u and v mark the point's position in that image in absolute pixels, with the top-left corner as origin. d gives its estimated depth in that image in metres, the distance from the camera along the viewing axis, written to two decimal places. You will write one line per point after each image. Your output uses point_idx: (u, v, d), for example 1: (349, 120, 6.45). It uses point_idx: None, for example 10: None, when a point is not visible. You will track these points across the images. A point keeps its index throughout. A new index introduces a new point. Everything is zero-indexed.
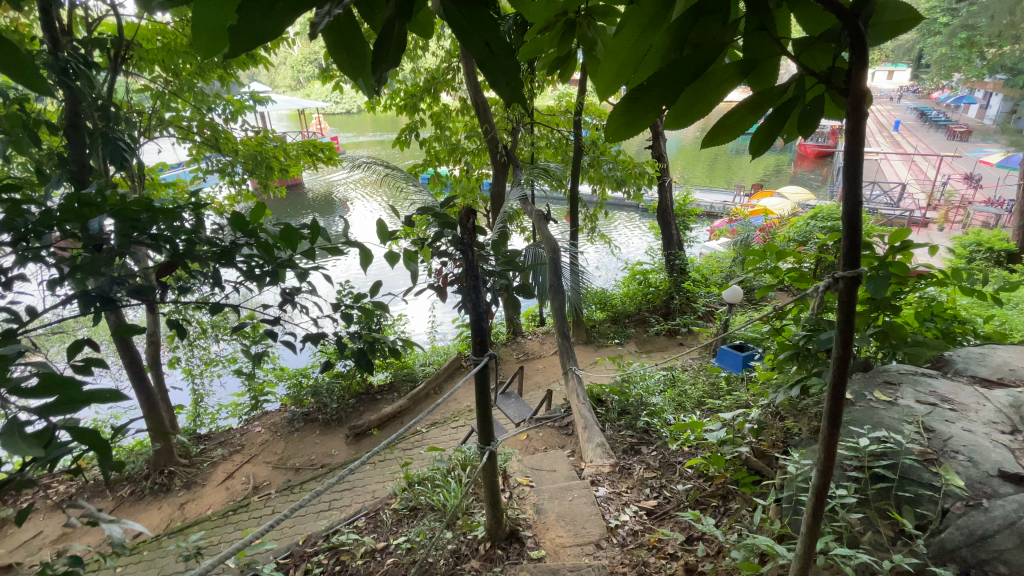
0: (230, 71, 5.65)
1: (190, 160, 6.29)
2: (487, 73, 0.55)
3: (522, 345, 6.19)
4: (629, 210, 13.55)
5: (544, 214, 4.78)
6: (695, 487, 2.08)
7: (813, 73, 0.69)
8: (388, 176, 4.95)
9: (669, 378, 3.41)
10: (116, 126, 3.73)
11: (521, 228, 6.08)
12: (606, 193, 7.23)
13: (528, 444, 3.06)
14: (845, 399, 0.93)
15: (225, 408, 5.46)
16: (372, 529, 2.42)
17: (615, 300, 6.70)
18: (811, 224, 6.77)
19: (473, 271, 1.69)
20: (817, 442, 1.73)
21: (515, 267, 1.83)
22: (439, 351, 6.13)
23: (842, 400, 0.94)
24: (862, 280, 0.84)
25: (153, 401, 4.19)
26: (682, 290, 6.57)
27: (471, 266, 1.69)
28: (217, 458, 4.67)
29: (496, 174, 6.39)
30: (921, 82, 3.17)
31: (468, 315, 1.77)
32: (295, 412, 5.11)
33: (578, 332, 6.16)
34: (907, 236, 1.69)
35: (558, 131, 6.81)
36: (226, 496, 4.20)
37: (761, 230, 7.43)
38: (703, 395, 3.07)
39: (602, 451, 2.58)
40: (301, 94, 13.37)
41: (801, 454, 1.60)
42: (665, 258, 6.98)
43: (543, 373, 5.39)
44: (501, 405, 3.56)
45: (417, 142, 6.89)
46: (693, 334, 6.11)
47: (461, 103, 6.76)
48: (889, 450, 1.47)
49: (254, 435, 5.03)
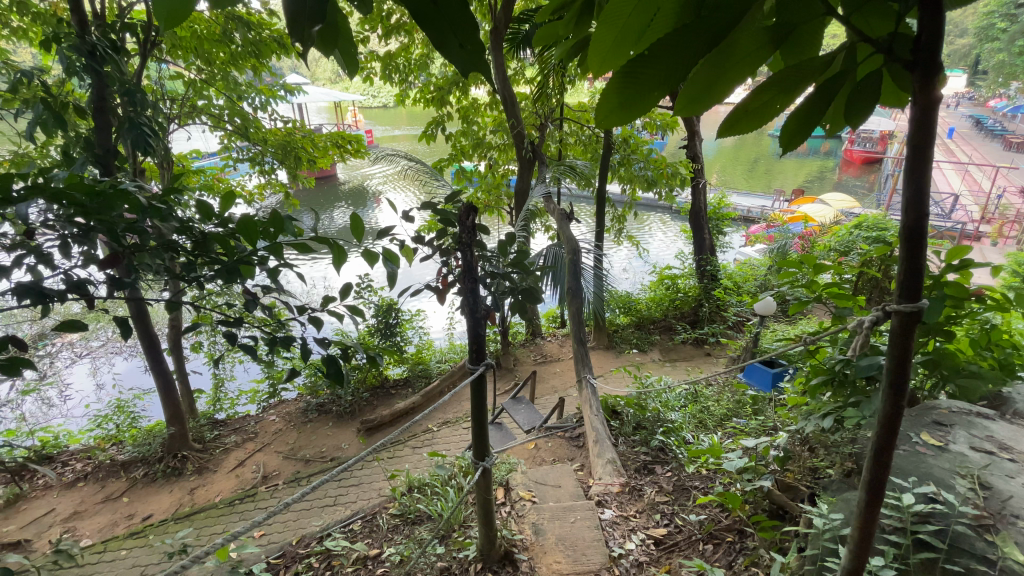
0: (261, 61, 5.71)
1: (222, 148, 6.39)
2: (424, 27, 0.44)
3: (541, 346, 6.06)
4: (662, 211, 13.24)
5: (567, 212, 4.62)
6: (710, 518, 1.92)
7: (868, 40, 0.52)
8: (412, 169, 4.89)
9: (691, 393, 3.22)
10: (143, 112, 3.78)
11: (546, 227, 5.96)
12: (636, 193, 7.01)
13: (536, 454, 2.93)
14: (890, 460, 0.76)
15: (245, 394, 5.49)
16: (366, 534, 2.34)
17: (640, 305, 6.50)
18: (854, 234, 6.43)
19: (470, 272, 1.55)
20: (851, 487, 1.55)
21: (520, 269, 1.69)
22: (456, 349, 6.06)
23: (887, 464, 0.77)
24: (923, 317, 0.66)
25: (170, 387, 4.18)
26: (711, 297, 6.29)
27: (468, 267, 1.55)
28: (229, 445, 4.69)
29: (522, 170, 6.26)
30: (984, 84, 2.90)
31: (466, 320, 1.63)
32: (310, 402, 5.11)
33: (599, 336, 5.99)
34: (968, 253, 1.46)
35: (587, 129, 6.65)
36: (235, 484, 4.20)
37: (799, 238, 7.09)
38: (725, 414, 2.89)
39: (612, 469, 2.42)
40: (340, 88, 13.58)
41: (830, 504, 1.42)
42: (696, 263, 6.68)
43: (560, 377, 5.26)
44: (511, 410, 3.43)
45: (444, 136, 6.84)
46: (720, 345, 5.84)
47: (489, 97, 6.66)
48: (937, 513, 1.27)
49: (269, 423, 5.06)
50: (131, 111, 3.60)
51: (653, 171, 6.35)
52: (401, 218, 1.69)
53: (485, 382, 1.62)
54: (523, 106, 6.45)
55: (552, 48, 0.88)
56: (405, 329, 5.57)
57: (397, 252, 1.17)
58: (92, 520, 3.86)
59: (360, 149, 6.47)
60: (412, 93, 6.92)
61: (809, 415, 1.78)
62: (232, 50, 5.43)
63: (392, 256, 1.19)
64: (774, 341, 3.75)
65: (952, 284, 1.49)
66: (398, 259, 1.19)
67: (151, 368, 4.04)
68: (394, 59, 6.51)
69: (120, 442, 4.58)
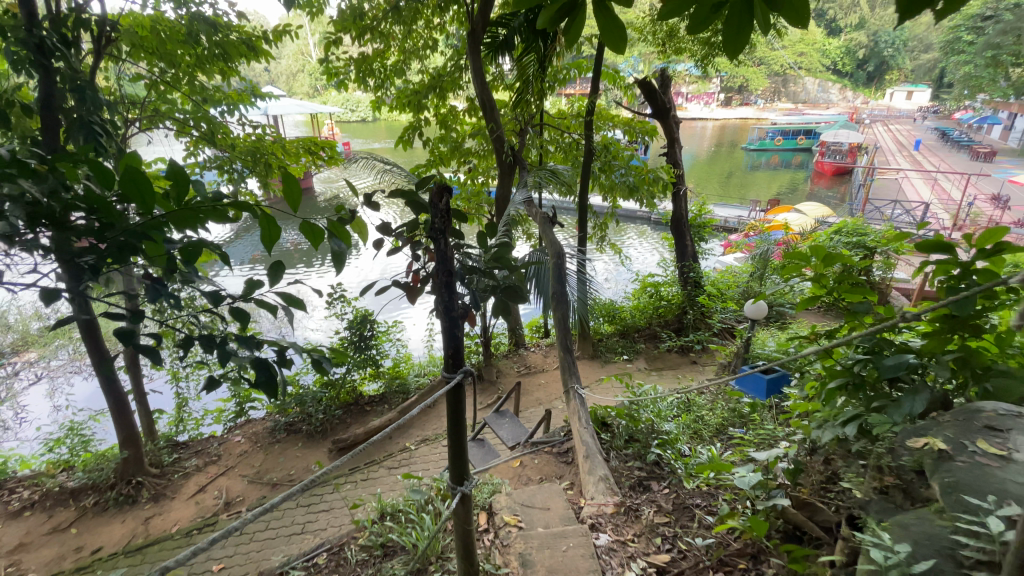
0: (231, 65, 5.47)
1: (187, 155, 6.07)
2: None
3: (524, 357, 5.84)
4: (641, 221, 13.22)
5: (551, 217, 4.44)
6: (719, 541, 1.72)
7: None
8: (388, 174, 4.65)
9: (683, 401, 3.03)
10: (96, 111, 3.49)
11: (527, 234, 5.80)
12: (617, 201, 6.90)
13: (521, 472, 2.68)
14: None
15: (210, 414, 5.13)
16: (332, 570, 2.08)
17: (624, 313, 6.35)
18: (834, 239, 6.50)
19: (446, 265, 1.35)
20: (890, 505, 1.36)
21: (503, 265, 1.52)
22: (436, 361, 5.78)
23: None
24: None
25: (123, 407, 3.83)
26: (696, 304, 6.15)
27: (443, 259, 1.34)
28: (189, 470, 4.32)
29: (502, 177, 6.11)
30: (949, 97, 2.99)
31: (440, 322, 1.41)
32: (278, 421, 4.78)
33: (584, 346, 5.80)
34: (1003, 237, 1.33)
35: (568, 135, 6.54)
36: (195, 512, 3.85)
37: (780, 245, 7.05)
38: (722, 423, 2.72)
39: (604, 487, 2.20)
40: (315, 100, 13.33)
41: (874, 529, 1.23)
42: (678, 270, 6.54)
43: (544, 389, 5.06)
44: (493, 425, 3.11)
45: (421, 142, 6.63)
46: (707, 352, 5.72)
47: (468, 103, 6.49)
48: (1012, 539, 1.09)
49: (233, 445, 4.71)
50: (80, 109, 3.29)
51: (634, 177, 6.24)
52: (365, 205, 1.47)
53: (463, 395, 1.40)
54: (503, 112, 6.32)
55: (540, 15, 1.23)
56: (381, 341, 5.29)
57: (348, 225, 0.91)
58: (34, 557, 3.43)
59: (334, 156, 6.25)
60: (387, 100, 6.73)
61: (824, 424, 1.61)
62: (199, 53, 5.19)
63: (342, 231, 0.93)
64: (765, 346, 3.60)
65: (984, 272, 1.37)
66: (350, 234, 0.93)
67: (102, 386, 3.69)
68: (369, 64, 6.32)
69: (69, 469, 4.17)
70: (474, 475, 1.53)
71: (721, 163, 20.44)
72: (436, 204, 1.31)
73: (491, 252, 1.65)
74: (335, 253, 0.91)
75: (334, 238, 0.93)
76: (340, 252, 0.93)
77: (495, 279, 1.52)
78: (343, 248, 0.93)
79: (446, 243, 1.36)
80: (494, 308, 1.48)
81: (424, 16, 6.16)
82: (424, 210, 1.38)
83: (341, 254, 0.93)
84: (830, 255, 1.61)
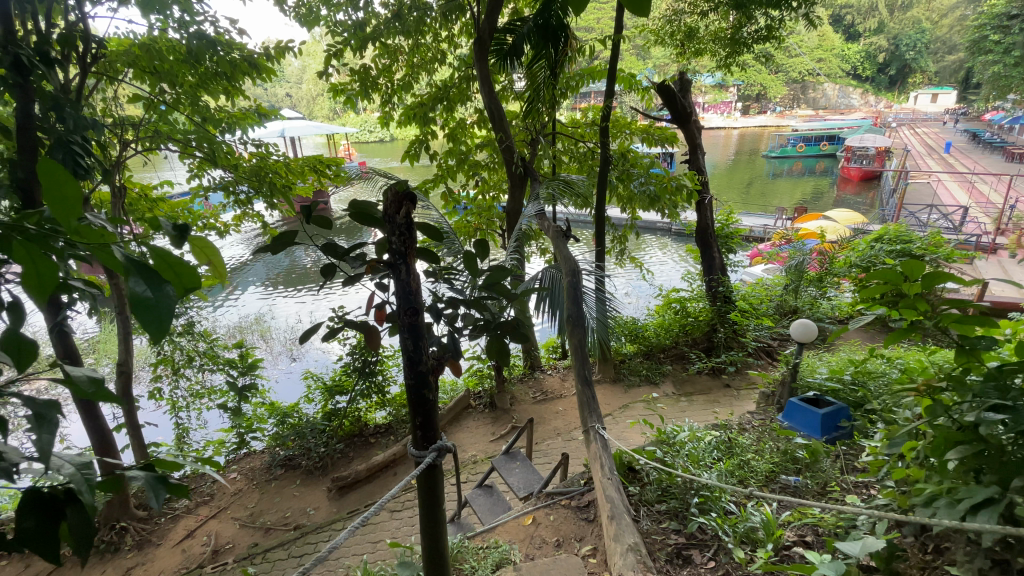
0: (235, 84, 5.28)
1: (190, 176, 5.86)
2: None
3: (540, 381, 5.43)
4: (662, 233, 12.73)
5: (565, 230, 4.05)
6: None
7: None
8: None
9: (723, 441, 2.61)
10: (82, 131, 3.25)
11: (542, 249, 5.43)
12: (637, 212, 6.49)
13: (534, 532, 2.26)
14: None
15: (210, 446, 5.07)
16: None
17: (647, 332, 5.88)
18: (876, 248, 6.05)
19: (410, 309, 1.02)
20: None
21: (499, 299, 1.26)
22: (446, 387, 5.37)
23: None
24: None
25: (104, 436, 3.65)
26: (727, 321, 5.64)
27: (406, 296, 1.08)
28: (179, 511, 4.01)
29: (513, 189, 5.77)
30: None
31: (408, 374, 1.17)
32: (276, 456, 4.45)
33: (605, 368, 5.38)
34: None
35: (583, 145, 6.16)
36: (180, 561, 3.51)
37: (816, 254, 6.52)
38: (772, 472, 2.31)
39: (634, 561, 1.78)
40: (329, 121, 13.29)
41: None
42: (705, 285, 6.04)
43: (564, 418, 4.67)
44: (502, 470, 2.72)
45: (428, 156, 6.32)
46: (740, 375, 5.24)
47: (477, 114, 6.18)
48: None
49: (228, 483, 4.40)
50: (62, 129, 3.02)
51: (655, 186, 5.72)
52: (308, 220, 1.10)
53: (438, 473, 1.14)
54: (514, 121, 5.99)
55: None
56: (387, 367, 4.92)
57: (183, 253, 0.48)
58: None
59: (340, 173, 6.01)
60: (394, 113, 6.47)
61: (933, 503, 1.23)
62: (202, 73, 5.02)
63: (177, 268, 0.50)
64: (813, 374, 3.15)
65: None
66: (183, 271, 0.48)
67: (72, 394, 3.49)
68: (373, 77, 6.07)
69: None
70: (450, 546, 1.40)
71: (741, 172, 19.85)
72: (393, 224, 1.04)
73: (485, 274, 1.36)
74: (144, 304, 0.46)
75: (136, 273, 0.47)
76: (142, 293, 0.46)
77: (487, 314, 1.30)
78: (150, 288, 0.47)
79: (415, 273, 1.09)
80: (493, 349, 1.26)
81: (431, 26, 5.90)
82: (381, 228, 1.06)
83: (150, 303, 0.46)
84: (930, 275, 1.30)
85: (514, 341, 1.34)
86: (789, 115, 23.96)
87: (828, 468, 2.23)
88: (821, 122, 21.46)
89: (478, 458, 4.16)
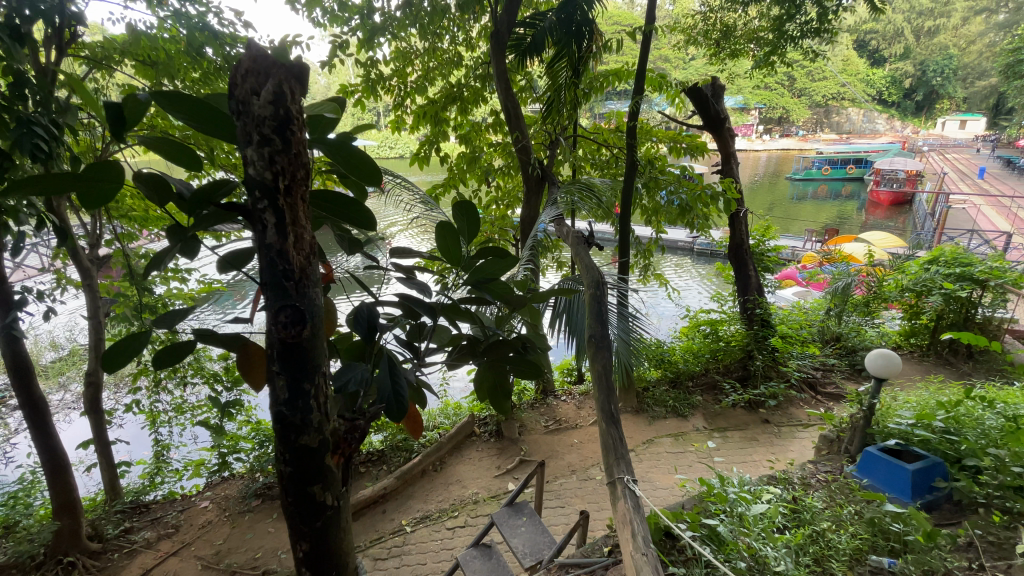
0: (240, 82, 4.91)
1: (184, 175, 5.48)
2: None
3: (553, 408, 4.86)
4: (684, 253, 12.10)
5: (586, 236, 3.57)
6: None
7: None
8: (422, 220, 3.90)
9: (788, 501, 2.06)
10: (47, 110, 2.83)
11: (558, 263, 4.95)
12: (663, 226, 5.97)
13: None
14: None
15: (190, 467, 4.62)
16: None
17: (675, 357, 5.28)
18: (930, 270, 5.44)
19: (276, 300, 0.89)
20: None
21: (465, 319, 1.06)
22: (448, 412, 4.84)
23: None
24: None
25: (60, 463, 3.13)
26: (766, 348, 5.03)
27: (275, 289, 0.89)
28: (137, 545, 3.52)
29: (529, 195, 5.28)
30: None
31: (292, 463, 0.96)
32: (254, 485, 3.97)
33: (626, 397, 4.82)
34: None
35: (607, 150, 5.68)
36: None
37: (863, 277, 5.88)
38: (864, 553, 1.76)
39: None
40: None
41: None
42: (739, 306, 5.44)
43: (579, 452, 4.15)
44: (502, 526, 2.19)
45: (437, 159, 5.86)
46: (780, 409, 4.65)
47: (494, 116, 5.76)
48: None
49: (197, 513, 3.93)
50: None
51: (686, 194, 5.16)
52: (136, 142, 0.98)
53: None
54: (533, 124, 5.54)
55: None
56: None
57: None
58: None
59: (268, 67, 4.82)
60: (404, 114, 6.04)
61: None
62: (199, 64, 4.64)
63: None
64: (892, 417, 2.58)
65: None
66: None
67: (21, 401, 2.99)
68: (384, 77, 5.67)
69: None
70: None
71: (765, 194, 19.18)
72: (251, 125, 0.84)
73: (475, 283, 1.06)
74: None
75: None
76: None
77: (458, 335, 1.08)
78: None
79: (297, 259, 0.89)
80: (488, 378, 1.08)
81: (448, 26, 5.53)
82: (240, 139, 0.86)
83: None
84: None
85: (518, 373, 1.08)
86: (812, 138, 23.35)
87: (940, 551, 1.68)
88: (848, 145, 20.84)
89: (478, 497, 3.71)
